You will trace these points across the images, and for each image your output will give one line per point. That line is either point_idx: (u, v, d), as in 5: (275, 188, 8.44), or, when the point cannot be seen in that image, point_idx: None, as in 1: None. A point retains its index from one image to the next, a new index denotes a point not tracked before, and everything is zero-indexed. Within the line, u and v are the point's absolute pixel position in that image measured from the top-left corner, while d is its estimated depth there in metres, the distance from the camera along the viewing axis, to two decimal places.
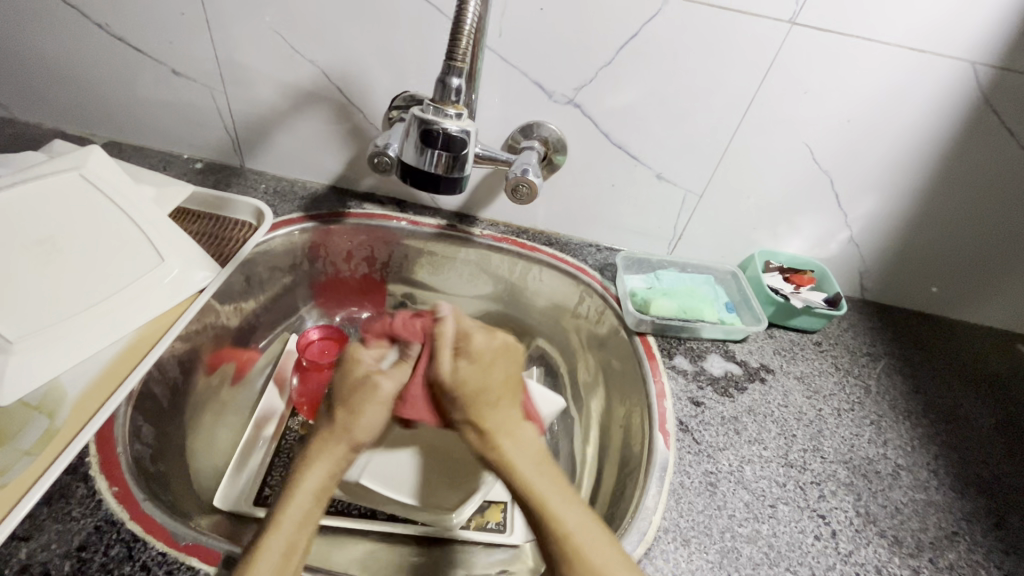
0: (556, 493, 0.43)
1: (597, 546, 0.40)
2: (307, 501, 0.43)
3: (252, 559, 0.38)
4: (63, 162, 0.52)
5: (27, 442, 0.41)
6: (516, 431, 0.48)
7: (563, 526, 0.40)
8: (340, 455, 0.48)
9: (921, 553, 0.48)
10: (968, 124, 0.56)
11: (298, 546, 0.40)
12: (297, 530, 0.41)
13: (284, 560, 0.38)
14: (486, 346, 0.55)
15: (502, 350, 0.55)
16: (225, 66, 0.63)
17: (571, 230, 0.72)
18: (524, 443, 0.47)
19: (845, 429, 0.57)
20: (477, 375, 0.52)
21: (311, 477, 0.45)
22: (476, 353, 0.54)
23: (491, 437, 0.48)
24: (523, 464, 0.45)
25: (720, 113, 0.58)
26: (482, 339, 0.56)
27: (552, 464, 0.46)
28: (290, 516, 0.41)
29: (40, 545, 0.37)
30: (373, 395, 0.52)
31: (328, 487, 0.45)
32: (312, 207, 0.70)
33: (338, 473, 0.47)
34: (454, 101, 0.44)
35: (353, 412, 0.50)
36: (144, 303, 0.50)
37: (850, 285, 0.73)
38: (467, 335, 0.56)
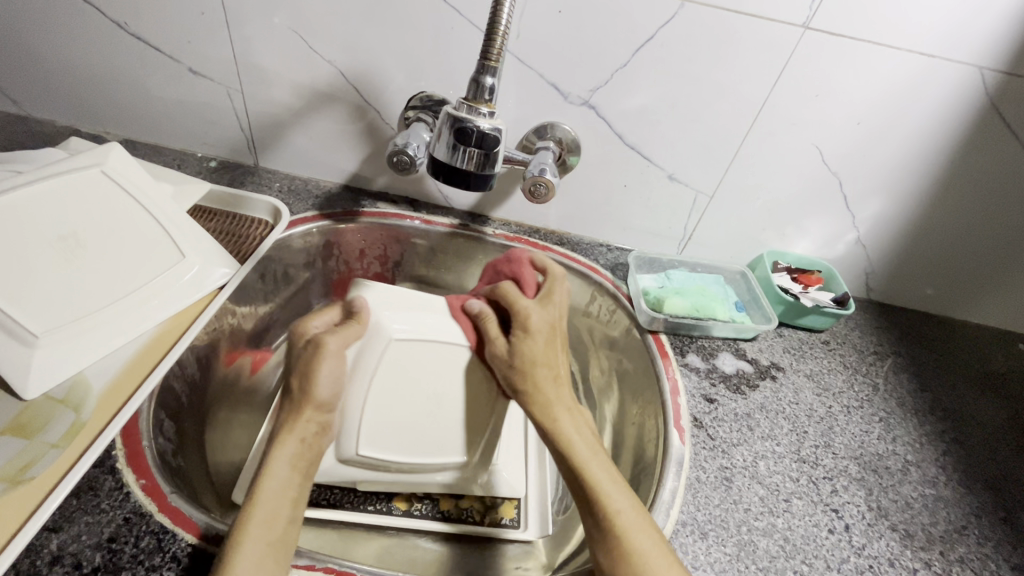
0: (609, 479, 0.44)
1: (645, 532, 0.41)
2: (284, 473, 0.44)
3: (235, 534, 0.38)
4: (85, 158, 0.52)
5: (55, 435, 0.41)
6: (571, 412, 0.48)
7: (614, 508, 0.42)
8: (306, 426, 0.48)
9: (932, 547, 0.48)
10: (974, 128, 0.58)
11: (280, 517, 0.40)
12: (274, 504, 0.41)
13: (268, 531, 0.39)
14: (542, 324, 0.52)
15: (553, 330, 0.52)
16: (242, 66, 0.64)
17: (582, 230, 0.73)
18: (578, 421, 0.48)
19: (855, 426, 0.58)
20: (533, 351, 0.50)
21: (283, 451, 0.45)
22: (532, 328, 0.51)
23: (549, 410, 0.48)
24: (579, 443, 0.46)
25: (734, 114, 0.59)
26: (540, 313, 0.52)
27: (604, 449, 0.47)
28: (267, 489, 0.42)
29: (71, 537, 0.38)
30: (322, 354, 0.49)
31: (304, 458, 0.46)
32: (326, 205, 0.70)
33: (309, 442, 0.47)
34: (486, 100, 0.45)
35: (309, 377, 0.49)
36: (167, 299, 0.51)
37: (856, 286, 0.74)
38: (522, 311, 0.52)
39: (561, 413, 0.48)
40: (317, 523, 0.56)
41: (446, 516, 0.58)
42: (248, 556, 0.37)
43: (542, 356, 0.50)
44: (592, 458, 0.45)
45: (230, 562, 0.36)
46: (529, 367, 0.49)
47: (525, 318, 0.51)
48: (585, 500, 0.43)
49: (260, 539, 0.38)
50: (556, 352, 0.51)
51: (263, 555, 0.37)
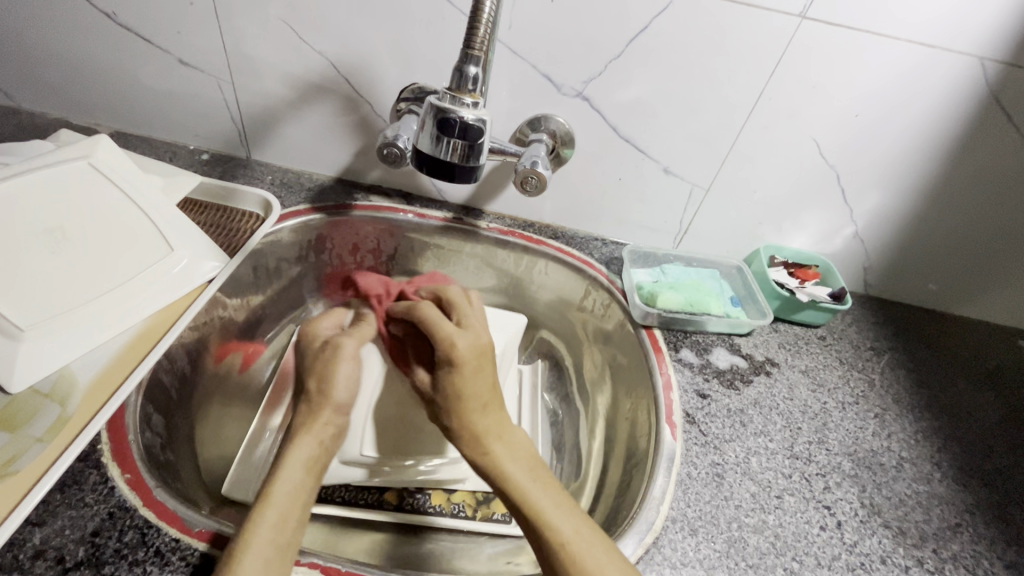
0: (553, 503, 0.41)
1: (597, 553, 0.38)
2: (300, 473, 0.44)
3: (246, 531, 0.37)
4: (73, 150, 0.52)
5: (39, 429, 0.41)
6: (504, 437, 0.45)
7: (561, 536, 0.38)
8: (324, 427, 0.49)
9: (925, 544, 0.48)
10: (974, 120, 0.57)
11: (292, 515, 0.40)
12: (288, 501, 0.41)
13: (278, 529, 0.38)
14: (469, 350, 0.49)
15: (484, 355, 0.49)
16: (232, 57, 0.63)
17: (577, 224, 0.72)
18: (515, 446, 0.45)
19: (850, 423, 0.57)
20: (464, 382, 0.47)
21: (300, 451, 0.46)
22: (458, 358, 0.48)
23: (481, 439, 0.45)
24: (517, 469, 0.43)
25: (729, 106, 0.58)
26: (466, 338, 0.50)
27: (544, 468, 0.44)
28: (282, 486, 0.42)
29: (53, 531, 0.37)
30: (339, 355, 0.56)
31: (319, 460, 0.46)
32: (318, 198, 0.70)
33: (326, 445, 0.48)
34: (470, 90, 0.44)
35: (327, 381, 0.53)
36: (154, 292, 0.50)
37: (854, 281, 0.74)
38: (447, 340, 0.50)
39: (493, 442, 0.45)
40: (308, 518, 0.56)
41: (437, 510, 0.58)
42: (258, 553, 0.36)
43: (473, 385, 0.47)
44: (530, 479, 0.42)
45: (240, 557, 0.36)
46: (460, 404, 0.47)
47: (451, 347, 0.49)
48: (532, 535, 0.40)
49: (272, 536, 0.38)
50: (487, 378, 0.48)
51: (271, 553, 0.37)
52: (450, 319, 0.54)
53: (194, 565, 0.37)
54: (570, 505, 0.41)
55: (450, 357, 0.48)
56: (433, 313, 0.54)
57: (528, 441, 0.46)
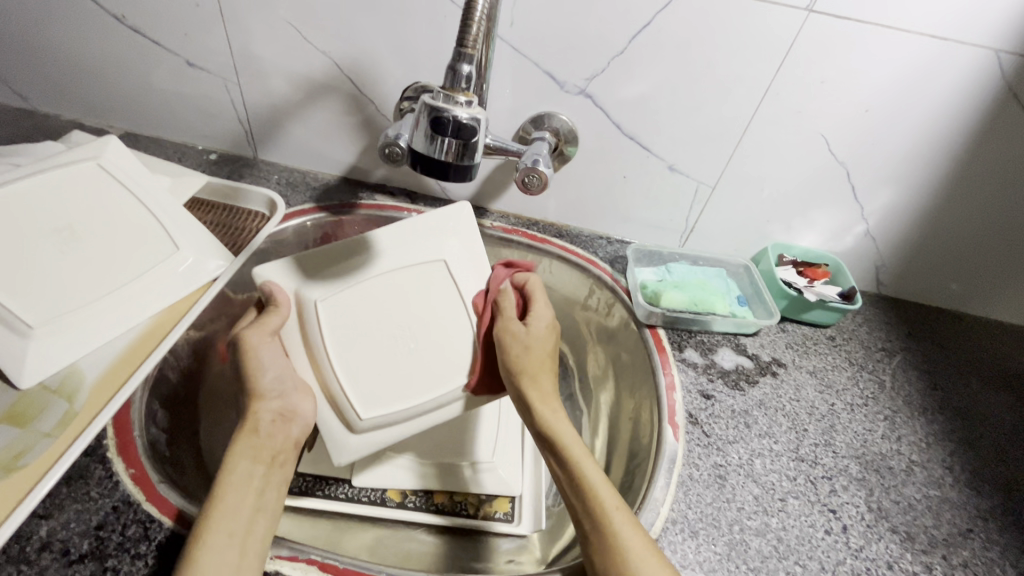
0: (598, 474, 0.43)
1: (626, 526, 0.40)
2: (241, 474, 0.42)
3: (197, 532, 0.37)
4: (82, 151, 0.53)
5: (47, 425, 0.42)
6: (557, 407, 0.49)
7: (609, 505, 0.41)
8: (260, 417, 0.46)
9: (935, 550, 0.47)
10: (990, 113, 0.55)
11: (241, 510, 0.40)
12: (234, 505, 0.40)
13: (229, 524, 0.38)
14: (545, 316, 0.55)
15: (553, 331, 0.54)
16: (238, 57, 0.64)
17: (581, 222, 0.72)
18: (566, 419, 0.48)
19: (858, 425, 0.56)
20: (532, 343, 0.52)
21: (239, 452, 0.44)
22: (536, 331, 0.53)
23: (546, 400, 0.49)
24: (568, 436, 0.46)
25: (735, 101, 0.57)
26: (541, 319, 0.54)
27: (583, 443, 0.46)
28: (228, 490, 0.41)
29: (59, 524, 0.38)
30: (245, 350, 0.49)
31: (261, 458, 0.44)
32: (323, 197, 0.70)
33: (268, 433, 0.46)
34: (463, 88, 0.44)
35: (248, 371, 0.49)
36: (160, 290, 0.51)
37: (865, 280, 0.72)
38: (528, 313, 0.55)
39: (549, 402, 0.49)
40: (311, 514, 0.56)
41: (439, 509, 0.58)
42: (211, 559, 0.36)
43: (540, 343, 0.53)
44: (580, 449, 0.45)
45: (190, 573, 0.35)
46: (521, 371, 0.50)
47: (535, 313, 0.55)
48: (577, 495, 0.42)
49: (226, 530, 0.38)
50: (553, 340, 0.54)
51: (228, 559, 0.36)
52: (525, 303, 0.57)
53: (154, 566, 0.37)
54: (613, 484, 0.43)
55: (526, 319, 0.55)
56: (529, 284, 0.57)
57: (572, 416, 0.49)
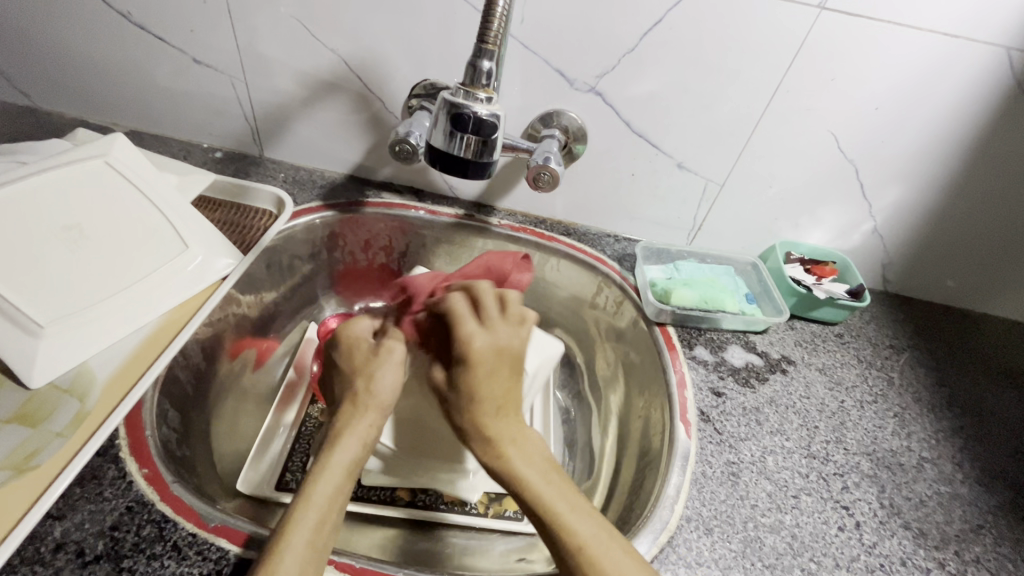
0: (570, 505, 0.39)
1: (614, 550, 0.37)
2: (336, 478, 0.41)
3: (283, 532, 0.37)
4: (89, 149, 0.52)
5: (59, 425, 0.41)
6: (518, 440, 0.43)
7: (576, 538, 0.37)
8: (369, 428, 0.46)
9: (947, 547, 0.47)
10: (999, 111, 0.55)
11: (330, 520, 0.39)
12: (327, 510, 0.39)
13: (317, 532, 0.37)
14: (487, 347, 0.46)
15: (501, 352, 0.46)
16: (245, 55, 0.63)
17: (589, 220, 0.72)
18: (528, 451, 0.42)
19: (868, 422, 0.56)
20: (474, 382, 0.45)
21: (343, 453, 0.43)
22: (473, 356, 0.46)
23: (494, 445, 0.42)
24: (530, 473, 0.41)
25: (745, 98, 0.57)
26: (488, 338, 0.47)
27: (559, 471, 0.42)
28: (319, 490, 0.40)
29: (73, 525, 0.38)
30: (378, 361, 0.50)
31: (358, 465, 0.43)
32: (330, 196, 0.70)
33: (369, 445, 0.45)
34: (484, 85, 0.44)
35: (373, 380, 0.48)
36: (170, 289, 0.51)
37: (872, 277, 0.72)
38: (466, 337, 0.47)
39: (506, 443, 0.42)
40: None
41: (450, 507, 0.58)
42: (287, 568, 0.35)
43: (484, 385, 0.45)
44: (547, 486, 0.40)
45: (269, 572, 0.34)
46: (470, 399, 0.44)
47: (468, 343, 0.46)
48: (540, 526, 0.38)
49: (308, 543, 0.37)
50: (503, 380, 0.45)
51: (302, 568, 0.36)
52: (474, 313, 0.49)
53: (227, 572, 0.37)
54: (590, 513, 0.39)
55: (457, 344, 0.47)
56: (462, 305, 0.50)
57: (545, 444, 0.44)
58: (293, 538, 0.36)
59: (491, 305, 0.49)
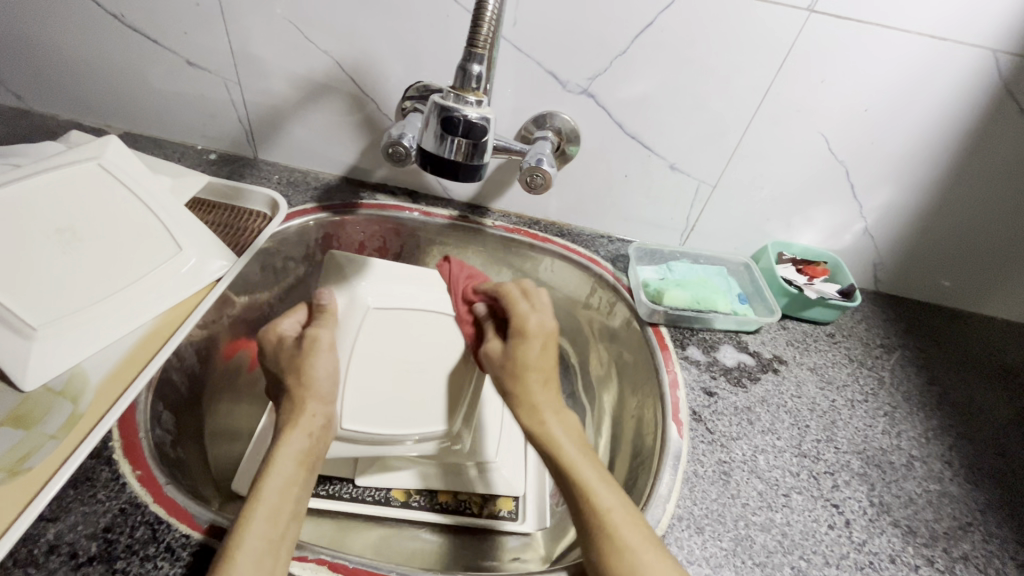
0: (597, 477, 0.42)
1: (631, 530, 0.39)
2: (289, 468, 0.43)
3: (240, 522, 0.38)
4: (83, 152, 0.53)
5: (52, 427, 0.41)
6: (559, 413, 0.48)
7: (603, 503, 0.40)
8: (311, 418, 0.48)
9: (936, 544, 0.48)
10: (987, 113, 0.56)
11: (285, 509, 0.40)
12: (281, 495, 0.41)
13: (273, 522, 0.38)
14: (536, 329, 0.52)
15: (550, 335, 0.52)
16: (239, 56, 0.63)
17: (583, 221, 0.72)
18: (568, 425, 0.47)
19: (859, 420, 0.57)
20: (526, 356, 0.50)
21: (291, 445, 0.45)
22: (527, 330, 0.52)
23: (538, 413, 0.47)
24: (567, 444, 0.45)
25: (736, 101, 0.58)
26: (538, 317, 0.53)
27: (592, 450, 0.45)
28: (272, 482, 0.41)
29: (66, 527, 0.38)
30: (316, 349, 0.52)
31: (309, 453, 0.46)
32: (325, 197, 0.70)
33: (316, 434, 0.48)
34: (473, 88, 0.44)
35: (304, 374, 0.50)
36: (163, 292, 0.51)
37: (863, 277, 0.73)
38: (518, 316, 0.53)
39: (548, 416, 0.47)
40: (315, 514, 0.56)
41: (443, 507, 0.58)
42: (252, 549, 0.36)
43: (533, 362, 0.50)
44: (583, 460, 0.44)
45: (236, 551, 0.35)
46: (514, 376, 0.50)
47: (523, 322, 0.52)
48: (567, 489, 0.42)
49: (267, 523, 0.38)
50: (550, 358, 0.51)
51: (265, 546, 0.37)
52: (524, 298, 0.55)
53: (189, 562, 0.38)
54: (615, 485, 0.43)
55: (518, 333, 0.52)
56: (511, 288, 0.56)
57: (581, 422, 0.48)
58: (255, 525, 0.37)
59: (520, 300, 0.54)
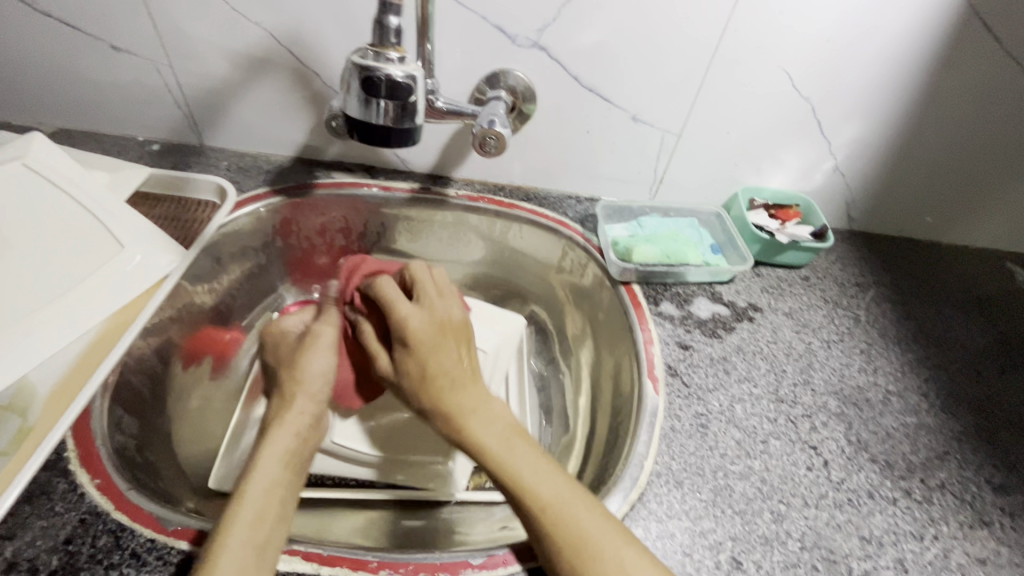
0: (533, 470, 0.40)
1: (578, 514, 0.38)
2: (272, 469, 0.42)
3: (223, 529, 0.37)
4: (4, 153, 0.49)
5: (0, 443, 0.40)
6: (477, 408, 0.44)
7: (540, 501, 0.39)
8: (297, 418, 0.48)
9: (913, 475, 0.48)
10: (952, 36, 0.54)
11: (269, 513, 0.39)
12: (265, 497, 0.40)
13: (254, 529, 0.37)
14: (423, 326, 0.46)
15: (440, 328, 0.47)
16: (166, 36, 0.59)
17: (548, 183, 0.70)
18: (486, 419, 0.43)
19: (835, 361, 0.56)
20: (421, 361, 0.45)
21: (276, 445, 0.45)
22: (412, 337, 0.46)
23: (456, 421, 0.43)
24: (492, 442, 0.42)
25: (693, 41, 0.55)
26: (420, 316, 0.47)
27: (524, 436, 0.43)
28: (256, 484, 0.40)
29: (25, 542, 0.37)
30: (312, 345, 0.53)
31: (295, 454, 0.45)
32: (277, 180, 0.67)
33: (303, 436, 0.47)
34: (394, 43, 0.42)
35: (296, 371, 0.51)
36: (107, 292, 0.48)
37: (837, 217, 0.72)
38: (399, 319, 0.47)
39: (468, 423, 0.43)
40: (298, 503, 0.55)
41: (429, 484, 0.58)
42: (231, 560, 0.35)
43: (440, 367, 0.44)
44: (506, 446, 0.42)
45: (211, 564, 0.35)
46: (422, 379, 0.44)
47: (400, 319, 0.46)
48: (504, 489, 0.40)
49: (246, 540, 0.36)
50: (457, 357, 0.46)
51: (248, 554, 0.36)
52: (406, 297, 0.49)
53: (175, 565, 0.37)
54: (555, 468, 0.41)
55: (406, 344, 0.46)
56: (389, 289, 0.49)
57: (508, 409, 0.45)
58: (236, 532, 0.37)
59: (427, 287, 0.50)
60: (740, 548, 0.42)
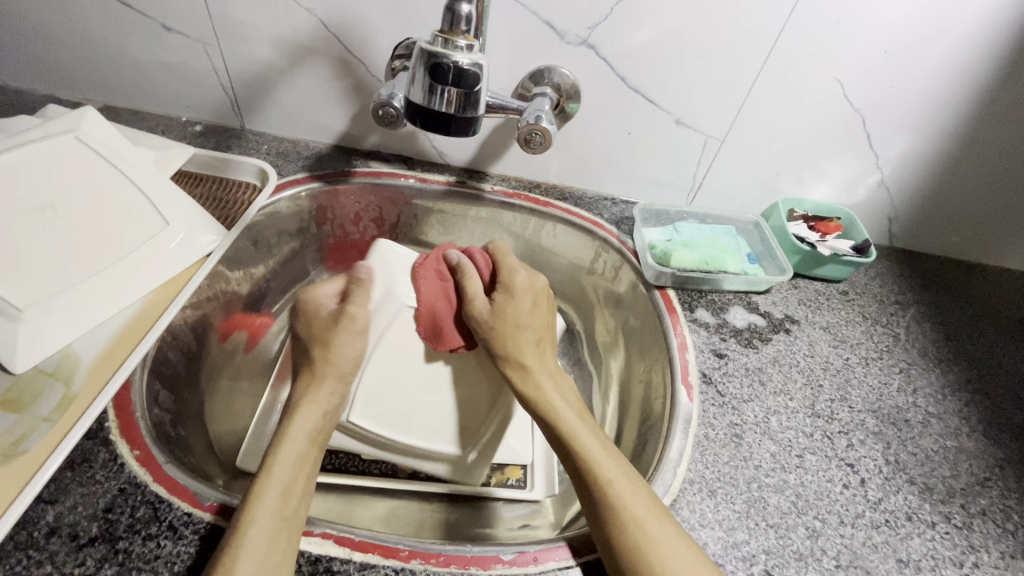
0: (600, 443, 0.44)
1: (636, 494, 0.40)
2: (301, 445, 0.43)
3: (251, 503, 0.37)
4: (58, 125, 0.49)
5: (45, 409, 0.41)
6: (553, 377, 0.49)
7: (607, 474, 0.41)
8: (327, 396, 0.48)
9: (953, 500, 0.47)
10: (1014, 52, 0.52)
11: (296, 488, 0.40)
12: (289, 476, 0.40)
13: (283, 500, 0.38)
14: (524, 285, 0.54)
15: (538, 292, 0.55)
16: (217, 19, 0.60)
17: (585, 183, 0.69)
18: (564, 389, 0.49)
19: (873, 379, 0.55)
20: (516, 309, 0.52)
21: (301, 422, 0.45)
22: (511, 285, 0.54)
23: (532, 375, 0.49)
24: (567, 408, 0.46)
25: (746, 45, 0.54)
26: (524, 275, 0.55)
27: (588, 412, 0.47)
28: (283, 460, 0.41)
29: (66, 508, 0.38)
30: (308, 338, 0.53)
31: (321, 431, 0.46)
32: (316, 166, 0.67)
33: (330, 414, 0.48)
34: (464, 30, 0.41)
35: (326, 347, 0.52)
36: (151, 269, 0.49)
37: (878, 233, 0.70)
38: (506, 272, 0.55)
39: (544, 380, 0.49)
40: (323, 487, 0.55)
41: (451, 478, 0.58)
42: (260, 536, 0.35)
43: (525, 318, 0.52)
44: (580, 424, 0.45)
45: (242, 542, 0.35)
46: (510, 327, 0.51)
47: (508, 279, 0.54)
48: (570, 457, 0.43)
49: (273, 516, 0.37)
50: (541, 314, 0.53)
51: (277, 525, 0.36)
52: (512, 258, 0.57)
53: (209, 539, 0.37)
54: (620, 456, 0.43)
55: (505, 288, 0.54)
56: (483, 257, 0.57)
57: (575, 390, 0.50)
58: (267, 500, 0.37)
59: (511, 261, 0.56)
60: (774, 561, 0.41)
